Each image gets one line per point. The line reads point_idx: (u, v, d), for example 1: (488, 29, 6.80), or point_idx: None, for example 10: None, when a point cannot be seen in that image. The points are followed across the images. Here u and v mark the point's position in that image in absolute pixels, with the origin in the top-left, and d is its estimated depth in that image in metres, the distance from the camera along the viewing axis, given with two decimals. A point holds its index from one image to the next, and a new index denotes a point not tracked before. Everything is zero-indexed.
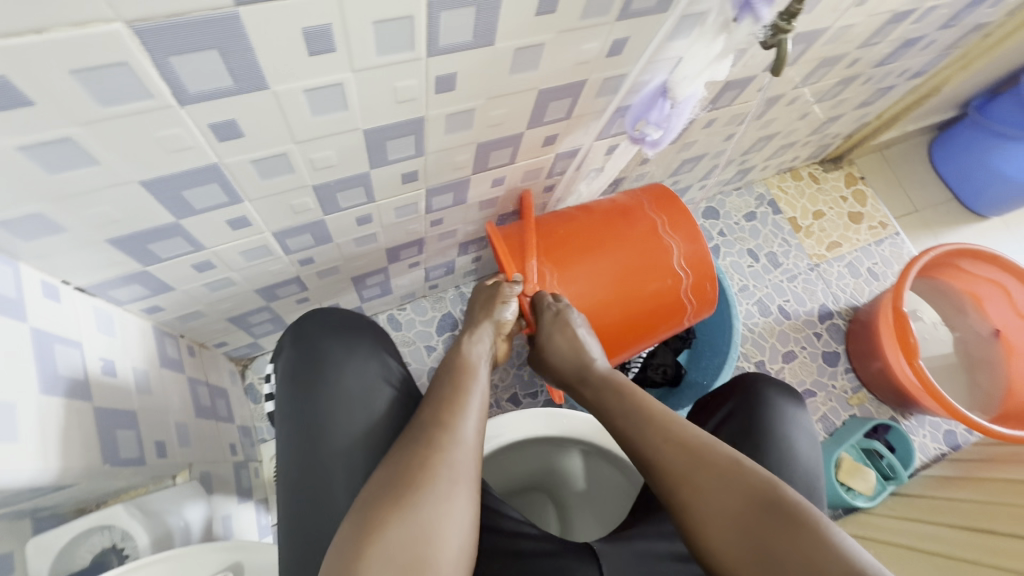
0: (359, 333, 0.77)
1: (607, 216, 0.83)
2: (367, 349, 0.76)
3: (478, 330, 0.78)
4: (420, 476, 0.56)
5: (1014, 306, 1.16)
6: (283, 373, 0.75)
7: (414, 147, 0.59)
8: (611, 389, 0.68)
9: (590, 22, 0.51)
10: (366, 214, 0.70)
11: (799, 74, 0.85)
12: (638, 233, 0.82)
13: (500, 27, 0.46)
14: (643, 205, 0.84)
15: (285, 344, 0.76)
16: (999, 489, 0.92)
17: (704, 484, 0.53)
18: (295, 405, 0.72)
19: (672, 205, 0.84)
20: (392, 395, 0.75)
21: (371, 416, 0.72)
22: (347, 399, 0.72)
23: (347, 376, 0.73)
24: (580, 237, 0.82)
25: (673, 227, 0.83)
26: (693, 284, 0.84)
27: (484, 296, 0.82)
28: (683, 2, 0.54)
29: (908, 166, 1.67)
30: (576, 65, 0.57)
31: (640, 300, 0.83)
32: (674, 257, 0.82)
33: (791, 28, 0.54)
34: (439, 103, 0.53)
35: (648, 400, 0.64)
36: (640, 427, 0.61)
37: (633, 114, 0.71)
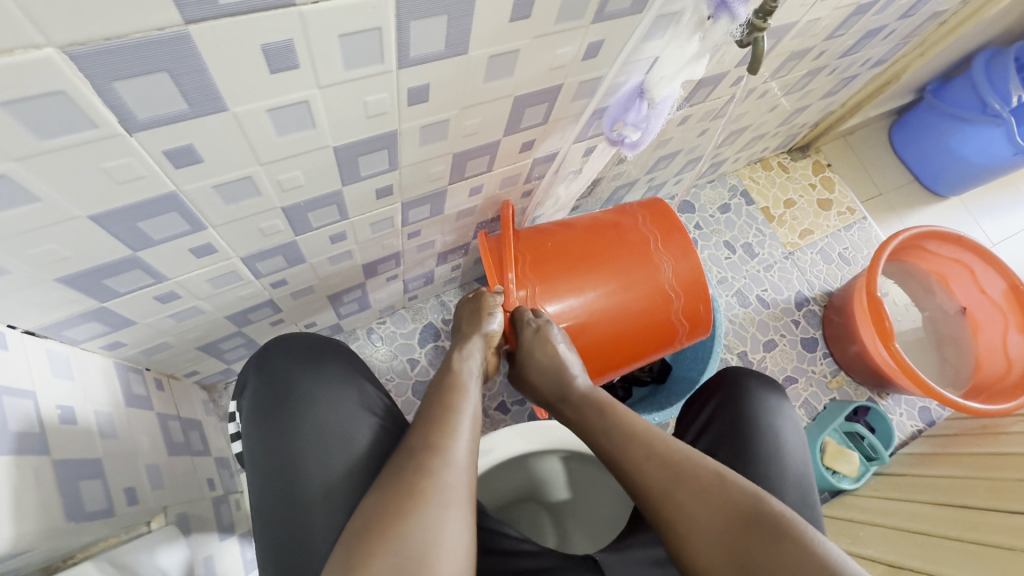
0: (331, 358, 0.75)
1: (598, 229, 0.83)
2: (341, 374, 0.74)
3: (466, 346, 0.77)
4: (412, 502, 0.54)
5: (978, 285, 1.19)
6: (250, 406, 0.71)
7: (387, 162, 0.56)
8: (593, 406, 0.69)
9: (565, 26, 0.49)
10: (340, 232, 0.66)
11: (770, 67, 0.85)
12: (630, 249, 0.81)
13: (474, 35, 0.44)
14: (636, 220, 0.84)
15: (250, 375, 0.73)
16: (981, 464, 0.95)
17: (687, 500, 0.54)
18: (264, 439, 0.69)
19: (666, 221, 0.84)
20: (367, 420, 0.72)
21: (349, 443, 0.69)
22: (321, 427, 0.69)
23: (321, 403, 0.71)
24: (568, 249, 0.80)
25: (665, 245, 0.82)
26: (685, 306, 0.83)
27: (469, 313, 0.81)
28: (659, 1, 0.52)
29: (870, 151, 1.71)
30: (552, 70, 0.55)
31: (628, 318, 0.81)
32: (665, 276, 0.81)
33: (767, 26, 0.53)
34: (412, 115, 0.50)
35: (629, 417, 0.65)
36: (623, 445, 0.62)
37: (610, 116, 0.69)
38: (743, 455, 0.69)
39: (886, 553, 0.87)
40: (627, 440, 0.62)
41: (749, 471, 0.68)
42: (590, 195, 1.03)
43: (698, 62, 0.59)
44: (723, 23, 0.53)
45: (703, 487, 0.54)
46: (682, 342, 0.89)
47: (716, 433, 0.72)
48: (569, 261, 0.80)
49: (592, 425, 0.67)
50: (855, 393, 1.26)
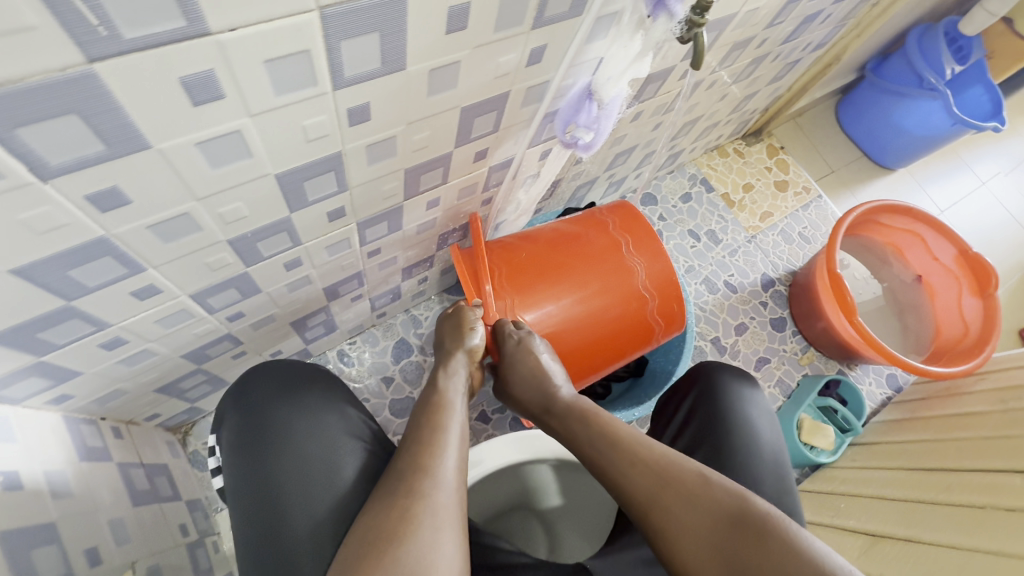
0: (309, 385, 0.73)
1: (570, 234, 0.82)
2: (320, 401, 0.72)
3: (450, 362, 0.76)
4: (402, 529, 0.52)
5: (932, 254, 1.24)
6: (229, 444, 0.69)
7: (335, 184, 0.54)
8: (576, 416, 0.69)
9: (504, 34, 0.48)
10: (294, 258, 0.64)
11: (715, 58, 0.86)
12: (603, 253, 0.81)
13: (411, 50, 0.43)
14: (607, 223, 0.84)
15: (228, 411, 0.71)
16: (947, 427, 0.99)
17: (673, 503, 0.54)
18: (244, 477, 0.66)
19: (637, 225, 0.84)
20: (353, 449, 0.70)
21: (332, 470, 0.67)
22: (301, 456, 0.67)
23: (300, 431, 0.69)
24: (540, 257, 0.80)
25: (638, 248, 0.82)
26: (660, 307, 0.83)
27: (451, 328, 0.80)
28: (596, 3, 0.52)
29: (820, 130, 1.76)
30: (496, 78, 0.54)
31: (604, 322, 0.81)
32: (639, 278, 0.81)
33: (705, 21, 0.53)
34: (356, 135, 0.49)
35: (612, 424, 0.64)
36: (607, 452, 0.62)
37: (562, 118, 0.69)
38: (722, 448, 0.70)
39: (865, 523, 0.89)
40: (611, 448, 0.62)
41: (729, 462, 0.69)
42: (551, 196, 1.02)
43: (643, 60, 0.59)
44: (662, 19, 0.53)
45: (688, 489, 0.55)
46: (659, 340, 0.89)
47: (696, 427, 0.73)
48: (543, 269, 0.80)
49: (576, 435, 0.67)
50: (825, 366, 1.29)
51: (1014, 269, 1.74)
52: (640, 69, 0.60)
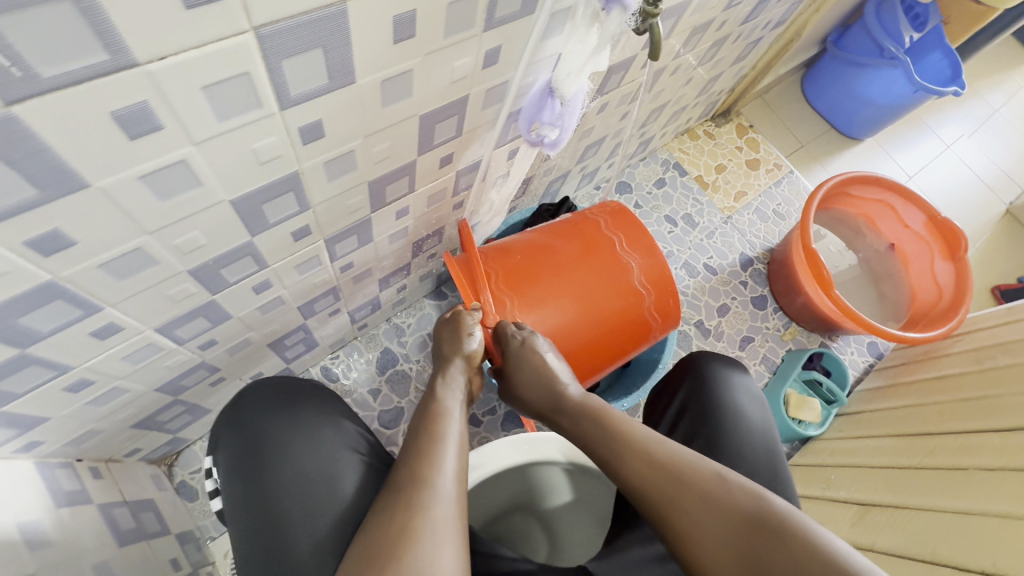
0: (307, 400, 0.72)
1: (559, 235, 0.82)
2: (319, 415, 0.71)
3: (449, 371, 0.75)
4: (401, 544, 0.51)
5: (903, 222, 1.26)
6: (227, 464, 0.68)
7: (296, 204, 0.53)
8: (587, 416, 0.68)
9: (455, 38, 0.47)
10: (263, 281, 0.62)
11: (676, 44, 0.86)
12: (596, 251, 0.81)
13: (359, 62, 0.42)
14: (598, 221, 0.84)
15: (224, 430, 0.69)
16: (926, 391, 1.01)
17: (689, 503, 0.54)
18: (243, 498, 0.65)
19: (628, 221, 0.83)
20: (353, 463, 0.69)
21: (332, 484, 0.66)
22: (301, 473, 0.66)
23: (299, 447, 0.68)
24: (534, 261, 0.80)
25: (630, 244, 0.81)
26: (657, 302, 0.82)
27: (449, 334, 0.78)
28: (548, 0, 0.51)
29: (787, 106, 1.78)
30: (452, 83, 0.53)
31: (602, 320, 0.81)
32: (635, 274, 0.80)
33: (659, 11, 0.53)
34: (311, 153, 0.47)
35: (625, 424, 0.64)
36: (622, 451, 0.62)
37: (525, 117, 0.68)
38: (718, 438, 0.70)
39: (854, 492, 0.91)
40: (625, 448, 0.62)
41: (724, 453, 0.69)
42: (524, 193, 1.01)
43: (603, 55, 0.58)
44: (616, 13, 0.53)
45: (703, 488, 0.55)
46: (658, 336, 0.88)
47: (694, 418, 0.73)
48: (537, 271, 0.79)
49: (589, 434, 0.67)
50: (808, 340, 1.30)
51: (982, 227, 1.79)
52: (600, 63, 0.60)
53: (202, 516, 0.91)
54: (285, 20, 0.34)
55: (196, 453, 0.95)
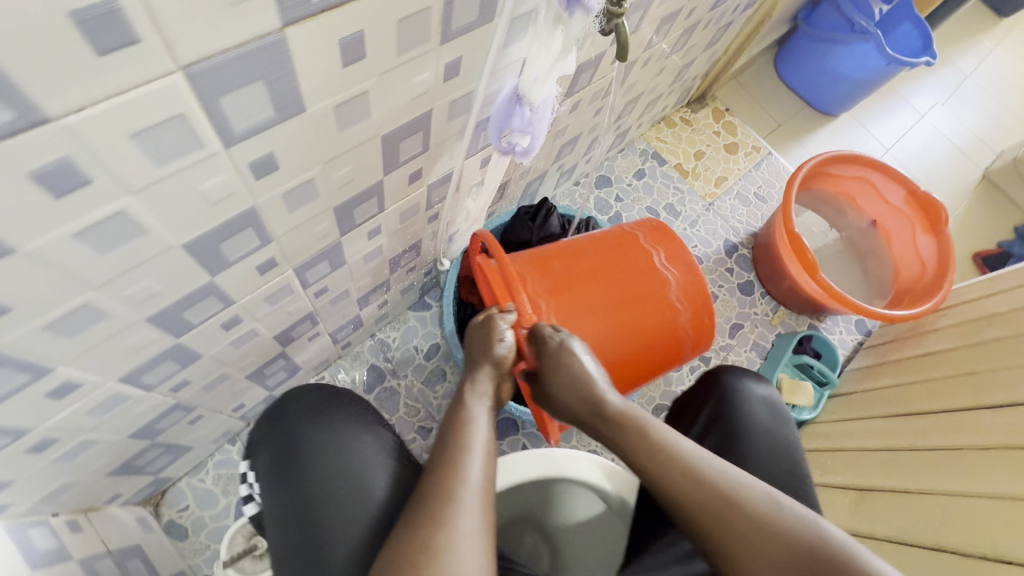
0: (344, 407, 0.70)
1: (596, 246, 0.81)
2: (356, 421, 0.69)
3: (477, 376, 0.71)
4: (426, 563, 0.48)
5: (883, 198, 1.26)
6: (265, 468, 0.67)
7: (258, 238, 0.50)
8: (629, 431, 0.64)
9: (411, 54, 0.44)
10: (232, 317, 0.60)
11: (646, 35, 0.83)
12: (633, 264, 0.79)
13: (307, 90, 0.39)
14: (636, 235, 0.82)
15: (263, 432, 0.69)
16: (917, 367, 1.01)
17: (745, 531, 0.53)
18: (280, 502, 0.64)
19: (666, 238, 0.82)
20: (390, 469, 0.66)
21: (366, 494, 0.64)
22: (338, 476, 0.64)
23: (336, 453, 0.65)
24: (571, 268, 0.79)
25: (669, 259, 0.80)
26: (692, 319, 0.80)
27: (479, 336, 0.73)
28: (507, 6, 0.48)
29: (761, 86, 1.76)
30: (413, 100, 0.50)
31: (635, 334, 0.79)
32: (672, 288, 0.79)
33: (623, 11, 0.51)
34: (267, 187, 0.45)
35: (671, 444, 0.61)
36: (665, 470, 0.59)
37: (495, 125, 0.65)
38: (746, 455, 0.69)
39: (854, 477, 0.90)
40: (673, 471, 0.58)
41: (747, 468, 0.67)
42: (501, 197, 0.99)
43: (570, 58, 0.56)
44: (580, 16, 0.50)
45: (757, 518, 0.53)
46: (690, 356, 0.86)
47: (721, 430, 0.71)
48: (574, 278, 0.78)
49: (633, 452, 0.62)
50: (797, 323, 1.30)
51: (960, 195, 1.80)
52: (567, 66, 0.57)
53: (195, 554, 0.89)
54: (218, 55, 0.31)
55: (184, 489, 0.92)
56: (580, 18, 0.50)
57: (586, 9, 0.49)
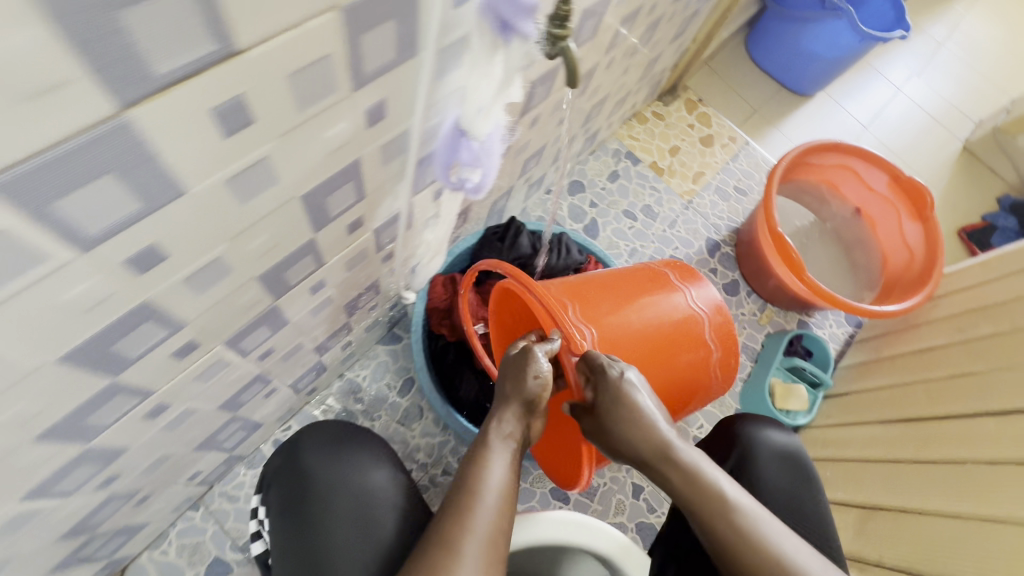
0: (358, 441, 0.75)
1: (626, 282, 0.75)
2: (370, 454, 0.74)
3: (507, 412, 0.65)
4: None
5: (867, 184, 1.20)
6: (279, 498, 0.71)
7: (164, 328, 0.43)
8: (704, 500, 0.58)
9: (317, 108, 0.37)
10: (157, 404, 0.53)
11: (605, 39, 0.76)
12: (667, 301, 0.73)
13: (181, 170, 0.32)
14: (664, 274, 0.77)
15: (279, 464, 0.73)
16: (912, 366, 0.97)
17: None
18: (290, 533, 0.68)
19: (694, 278, 0.77)
20: (396, 508, 0.71)
21: (376, 526, 0.69)
22: (348, 510, 0.69)
23: (348, 482, 0.71)
24: (605, 302, 0.72)
25: (703, 300, 0.74)
26: (723, 360, 0.75)
27: (519, 366, 0.66)
28: (432, 38, 0.41)
29: (734, 70, 1.70)
30: (332, 153, 0.43)
31: (666, 375, 0.73)
32: (707, 325, 0.73)
33: (569, 32, 0.44)
34: (158, 278, 0.38)
35: (758, 527, 0.56)
36: (726, 523, 0.56)
37: (440, 161, 0.57)
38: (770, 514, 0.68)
39: (857, 493, 0.86)
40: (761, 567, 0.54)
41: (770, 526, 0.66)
42: (464, 220, 0.92)
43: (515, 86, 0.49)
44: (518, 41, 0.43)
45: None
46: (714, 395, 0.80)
47: (748, 479, 0.70)
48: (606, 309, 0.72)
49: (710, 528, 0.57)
50: (786, 321, 1.26)
51: (941, 169, 1.76)
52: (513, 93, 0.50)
53: None
54: (33, 158, 0.24)
55: (145, 563, 0.85)
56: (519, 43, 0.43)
57: (525, 33, 0.42)
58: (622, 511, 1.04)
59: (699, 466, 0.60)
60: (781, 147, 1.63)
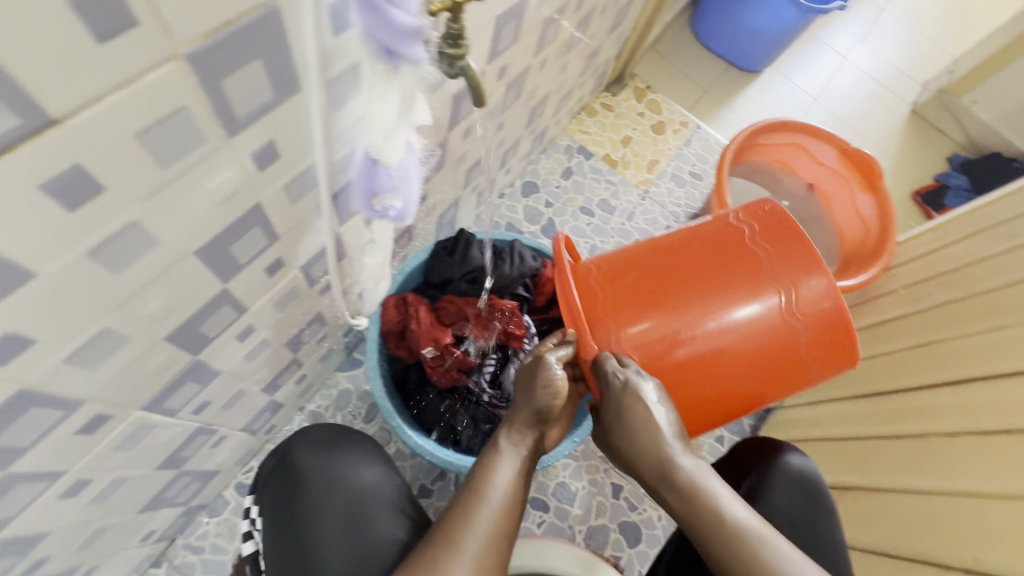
0: (354, 442, 0.72)
1: (683, 245, 0.64)
2: (361, 454, 0.71)
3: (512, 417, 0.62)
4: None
5: (816, 160, 1.21)
6: (271, 502, 0.68)
7: (56, 408, 0.40)
8: (706, 523, 0.55)
9: (186, 163, 0.34)
10: (75, 480, 0.49)
11: (531, 42, 0.73)
12: (732, 270, 0.61)
13: (21, 249, 0.29)
14: (743, 230, 0.63)
15: (271, 467, 0.70)
16: (872, 339, 0.98)
17: None
18: (280, 540, 0.65)
19: (786, 233, 0.62)
20: (393, 511, 0.68)
21: (372, 529, 0.66)
22: (341, 513, 0.66)
23: (338, 484, 0.68)
24: (644, 276, 0.64)
25: (783, 263, 0.60)
26: (818, 339, 0.60)
27: (527, 375, 0.62)
28: (314, 72, 0.38)
29: (681, 52, 1.69)
30: (221, 203, 0.40)
31: (736, 359, 0.61)
32: (782, 296, 0.60)
33: (467, 49, 0.41)
34: (28, 362, 0.35)
35: (761, 549, 0.52)
36: (722, 538, 0.54)
37: (359, 190, 0.53)
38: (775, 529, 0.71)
39: (834, 475, 0.87)
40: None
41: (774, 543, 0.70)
42: (408, 238, 0.89)
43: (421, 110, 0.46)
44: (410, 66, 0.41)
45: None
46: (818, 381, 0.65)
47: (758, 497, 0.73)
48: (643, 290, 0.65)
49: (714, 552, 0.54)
50: None
51: (892, 134, 1.78)
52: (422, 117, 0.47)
53: None
54: None
55: None
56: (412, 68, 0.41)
57: (415, 60, 0.39)
58: (604, 513, 1.02)
59: (704, 487, 0.57)
60: (733, 127, 1.62)
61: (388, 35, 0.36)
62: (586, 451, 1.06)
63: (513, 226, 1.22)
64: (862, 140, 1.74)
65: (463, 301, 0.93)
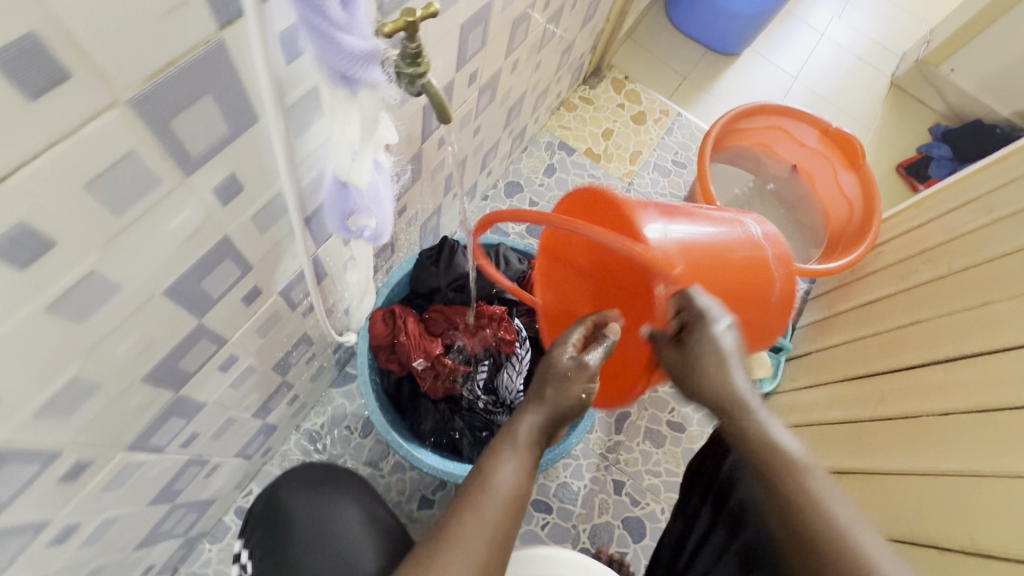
0: (339, 480, 0.72)
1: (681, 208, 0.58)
2: (346, 493, 0.70)
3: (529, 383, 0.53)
4: None
5: (798, 141, 1.20)
6: (258, 548, 0.67)
7: (32, 460, 0.39)
8: (772, 478, 0.44)
9: (143, 207, 0.33)
10: (62, 525, 0.49)
11: (501, 45, 0.72)
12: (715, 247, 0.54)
13: None
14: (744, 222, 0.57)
15: (257, 513, 0.70)
16: (862, 320, 0.98)
17: None
18: None
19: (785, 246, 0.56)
20: (378, 549, 0.67)
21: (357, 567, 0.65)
22: (328, 555, 0.66)
23: (324, 530, 0.67)
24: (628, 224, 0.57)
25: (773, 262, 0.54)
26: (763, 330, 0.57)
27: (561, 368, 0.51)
28: (270, 102, 0.37)
29: (658, 40, 1.67)
30: (186, 241, 0.39)
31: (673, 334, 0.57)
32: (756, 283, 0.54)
33: (427, 67, 0.40)
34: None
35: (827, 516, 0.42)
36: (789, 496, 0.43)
37: (331, 212, 0.52)
38: None
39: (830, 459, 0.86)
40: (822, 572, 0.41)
41: None
42: (389, 251, 0.87)
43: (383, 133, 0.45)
44: (363, 93, 0.40)
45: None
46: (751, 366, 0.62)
47: None
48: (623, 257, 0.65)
49: (776, 505, 0.44)
50: None
51: (874, 108, 1.77)
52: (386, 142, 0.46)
53: None
54: None
55: None
56: (364, 95, 0.40)
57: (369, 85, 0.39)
58: (607, 510, 1.02)
59: (781, 445, 0.44)
60: (714, 112, 1.61)
61: (340, 63, 0.35)
62: (586, 450, 1.06)
63: (499, 228, 1.21)
64: (844, 116, 1.73)
65: (453, 311, 0.93)
